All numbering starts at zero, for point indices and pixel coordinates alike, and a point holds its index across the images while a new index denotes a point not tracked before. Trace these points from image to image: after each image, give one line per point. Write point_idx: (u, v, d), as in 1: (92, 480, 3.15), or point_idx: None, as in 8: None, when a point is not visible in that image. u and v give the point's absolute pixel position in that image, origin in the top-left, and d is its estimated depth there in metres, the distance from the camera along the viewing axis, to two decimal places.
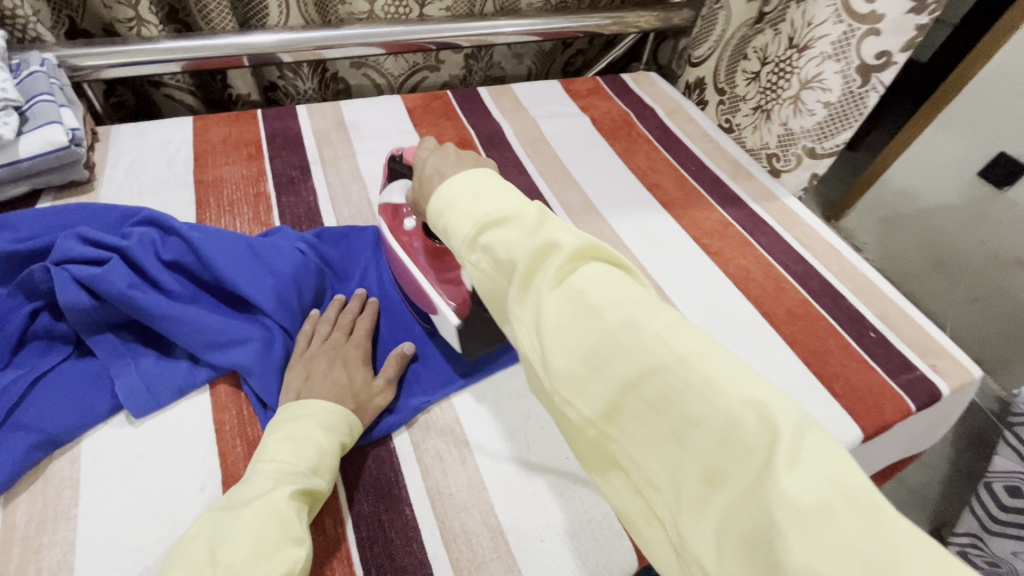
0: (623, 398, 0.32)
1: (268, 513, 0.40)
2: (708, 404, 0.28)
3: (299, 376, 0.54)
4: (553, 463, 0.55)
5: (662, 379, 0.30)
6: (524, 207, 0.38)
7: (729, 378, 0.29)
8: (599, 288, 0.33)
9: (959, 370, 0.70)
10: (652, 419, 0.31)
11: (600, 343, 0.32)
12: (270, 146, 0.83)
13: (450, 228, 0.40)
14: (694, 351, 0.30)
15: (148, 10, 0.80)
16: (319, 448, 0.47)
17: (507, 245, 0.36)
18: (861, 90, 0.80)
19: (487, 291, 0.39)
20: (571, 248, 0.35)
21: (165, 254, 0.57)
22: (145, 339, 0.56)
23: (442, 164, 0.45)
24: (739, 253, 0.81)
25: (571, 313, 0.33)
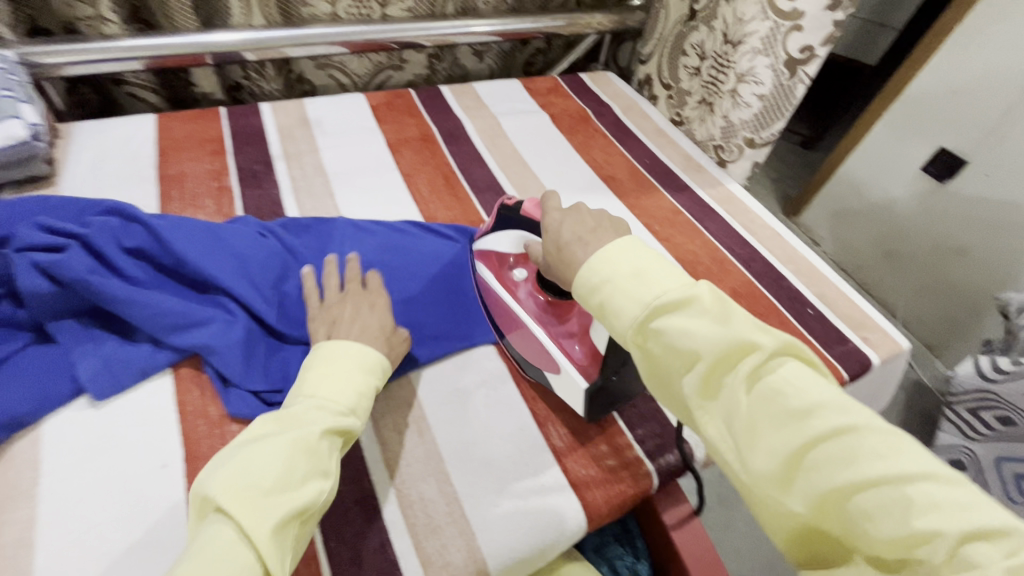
0: (832, 504, 0.34)
1: (303, 446, 0.43)
2: (938, 522, 0.31)
3: (326, 324, 0.57)
4: (508, 434, 0.59)
5: (881, 491, 0.33)
6: (698, 293, 0.42)
7: (951, 497, 0.32)
8: (799, 392, 0.37)
9: (889, 342, 0.76)
10: (865, 529, 0.33)
11: (806, 446, 0.35)
12: (233, 142, 0.85)
13: (612, 304, 0.43)
14: (914, 466, 0.33)
15: (108, 9, 0.81)
16: (357, 391, 0.50)
17: (686, 335, 0.40)
18: (789, 82, 0.88)
19: (655, 372, 0.43)
20: (770, 349, 0.38)
21: (127, 241, 0.58)
22: (107, 326, 0.57)
23: (582, 233, 0.49)
24: (688, 239, 0.86)
25: (771, 414, 0.37)
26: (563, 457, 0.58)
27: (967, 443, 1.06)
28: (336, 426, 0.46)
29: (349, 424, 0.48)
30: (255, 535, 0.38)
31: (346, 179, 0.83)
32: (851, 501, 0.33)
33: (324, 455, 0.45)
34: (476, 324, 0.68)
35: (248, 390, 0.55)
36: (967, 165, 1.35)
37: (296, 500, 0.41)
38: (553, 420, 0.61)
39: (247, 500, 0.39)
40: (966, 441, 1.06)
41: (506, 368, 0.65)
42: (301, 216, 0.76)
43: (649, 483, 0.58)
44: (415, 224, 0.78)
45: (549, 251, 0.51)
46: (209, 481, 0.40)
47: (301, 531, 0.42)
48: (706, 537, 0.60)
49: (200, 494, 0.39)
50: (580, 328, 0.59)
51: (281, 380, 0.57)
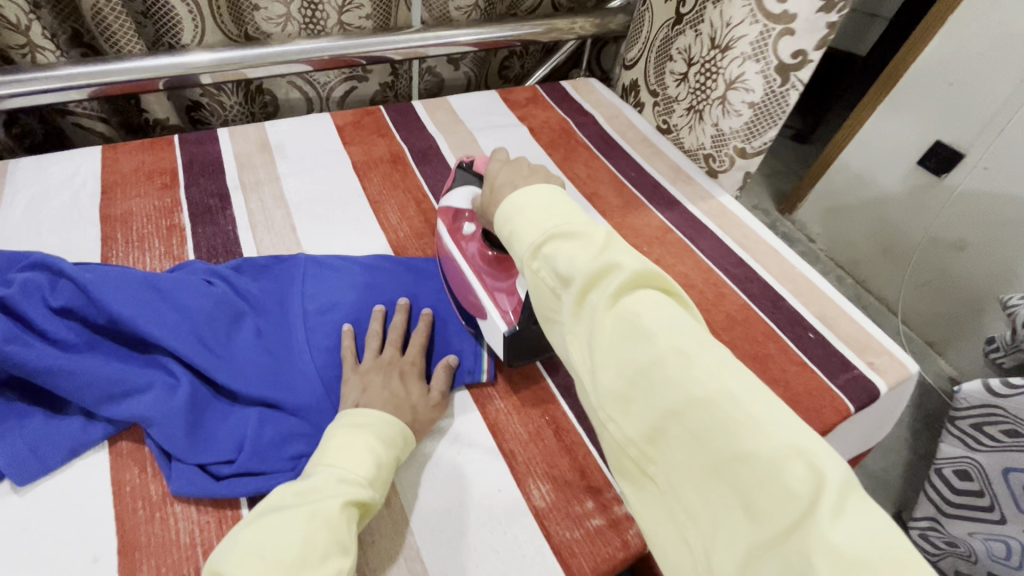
0: (666, 425, 0.32)
1: (321, 518, 0.40)
2: (753, 441, 0.28)
3: (356, 388, 0.54)
4: (484, 496, 0.53)
5: (708, 413, 0.30)
6: (595, 228, 0.41)
7: (778, 422, 0.29)
8: (655, 313, 0.34)
9: (896, 366, 0.71)
10: (691, 453, 0.31)
11: (648, 367, 0.33)
12: (187, 174, 0.79)
13: (517, 231, 0.43)
14: (745, 391, 0.30)
15: (41, 35, 0.75)
16: (377, 461, 0.47)
17: (569, 259, 0.38)
18: (782, 89, 0.82)
19: (539, 298, 0.41)
20: (634, 272, 0.36)
21: (54, 301, 0.53)
22: (33, 397, 0.51)
23: (516, 177, 0.51)
24: (679, 259, 0.80)
25: (623, 335, 0.34)
26: (545, 519, 0.52)
27: (970, 452, 1.01)
28: (353, 497, 0.43)
29: (368, 497, 0.44)
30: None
31: (309, 209, 0.78)
32: (678, 419, 0.31)
33: (345, 529, 0.41)
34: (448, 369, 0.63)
35: (194, 464, 0.50)
36: (963, 158, 1.30)
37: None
38: (533, 475, 0.56)
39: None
40: (970, 452, 1.01)
41: (481, 417, 0.60)
42: (259, 254, 0.70)
43: (641, 541, 0.52)
44: (385, 257, 0.72)
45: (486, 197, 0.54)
46: (227, 559, 0.37)
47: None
48: None
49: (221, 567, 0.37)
50: (513, 282, 0.62)
51: (232, 450, 0.52)
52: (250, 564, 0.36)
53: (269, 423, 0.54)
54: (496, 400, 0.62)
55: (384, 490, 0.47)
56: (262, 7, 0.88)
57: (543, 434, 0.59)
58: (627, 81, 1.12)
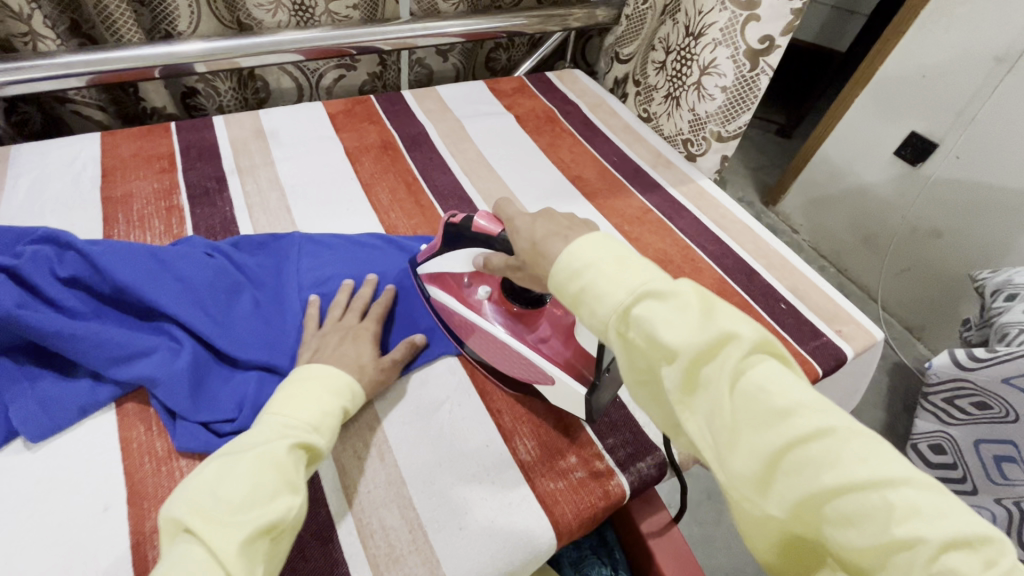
0: (808, 509, 0.31)
1: (267, 461, 0.43)
2: (921, 529, 0.28)
3: (310, 348, 0.57)
4: (472, 450, 0.57)
5: (865, 497, 0.30)
6: (681, 286, 0.37)
7: (937, 505, 0.29)
8: (782, 391, 0.33)
9: (862, 334, 0.75)
10: (844, 537, 0.30)
11: (786, 448, 0.32)
12: (184, 159, 0.81)
13: (595, 291, 0.38)
14: (897, 472, 0.30)
15: (42, 24, 0.77)
16: (322, 408, 0.50)
17: (669, 327, 0.35)
18: (752, 74, 0.87)
19: (630, 361, 0.39)
20: (752, 343, 0.34)
21: (62, 271, 0.55)
22: (43, 362, 0.54)
23: (558, 228, 0.44)
24: (659, 237, 0.84)
25: (753, 413, 0.33)
26: (530, 471, 0.56)
27: (943, 427, 1.06)
28: (300, 441, 0.46)
29: (314, 441, 0.47)
30: (220, 556, 0.37)
31: (303, 191, 0.81)
32: (829, 505, 0.31)
33: (292, 469, 0.44)
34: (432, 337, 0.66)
35: (196, 421, 0.53)
36: (937, 147, 1.35)
37: (261, 518, 0.40)
38: (519, 432, 0.59)
39: (214, 517, 0.39)
40: (943, 426, 1.06)
41: (471, 381, 0.63)
42: (255, 232, 0.73)
43: (621, 491, 0.56)
44: (377, 236, 0.75)
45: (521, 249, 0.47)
46: (176, 504, 0.40)
47: (272, 551, 0.41)
48: (686, 547, 0.58)
49: (167, 515, 0.39)
50: (549, 331, 0.59)
51: (233, 409, 0.54)
52: (200, 507, 0.39)
53: (268, 385, 0.57)
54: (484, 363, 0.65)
55: (332, 437, 0.50)
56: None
57: (530, 396, 0.63)
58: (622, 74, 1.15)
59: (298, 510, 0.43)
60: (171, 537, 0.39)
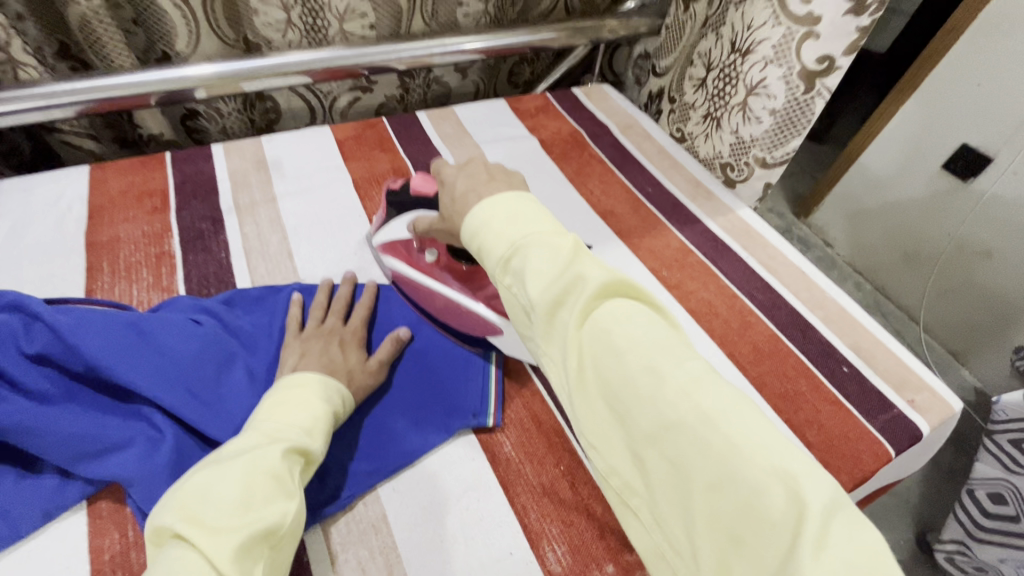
0: (642, 446, 0.34)
1: (261, 467, 0.39)
2: (725, 463, 0.30)
3: (295, 354, 0.55)
4: (494, 562, 0.49)
5: (683, 434, 0.32)
6: (558, 237, 0.41)
7: (751, 441, 0.31)
8: (625, 331, 0.36)
9: (939, 405, 0.65)
10: (670, 473, 0.33)
11: (621, 385, 0.35)
12: (178, 195, 0.74)
13: (484, 250, 0.43)
14: (717, 408, 0.32)
15: (22, 51, 0.70)
16: (312, 414, 0.47)
17: (534, 276, 0.38)
18: (806, 97, 0.76)
19: (516, 313, 0.42)
20: (599, 285, 0.37)
21: (28, 347, 0.49)
22: (5, 455, 0.47)
23: (475, 184, 0.47)
24: (701, 284, 0.75)
25: (597, 354, 0.36)
26: None
27: (1007, 476, 0.92)
28: (293, 446, 0.42)
29: (308, 445, 0.44)
30: (218, 562, 0.33)
31: (308, 233, 0.73)
32: (654, 439, 0.33)
33: (288, 476, 0.40)
34: (452, 412, 0.58)
35: None
36: (991, 163, 1.23)
37: (258, 521, 0.36)
38: (547, 534, 0.51)
39: (207, 525, 0.35)
40: (1006, 474, 0.93)
41: (492, 468, 0.55)
42: (252, 285, 0.66)
43: None
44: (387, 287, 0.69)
45: (447, 207, 0.50)
46: (165, 510, 0.36)
47: (271, 562, 0.37)
48: None
49: (157, 527, 0.35)
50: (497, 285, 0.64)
51: None
52: (192, 512, 0.35)
53: None
54: (507, 446, 0.58)
55: (324, 444, 0.47)
56: (262, 11, 0.84)
57: (557, 485, 0.55)
58: (656, 87, 1.06)
59: (296, 515, 0.39)
60: (161, 544, 0.35)
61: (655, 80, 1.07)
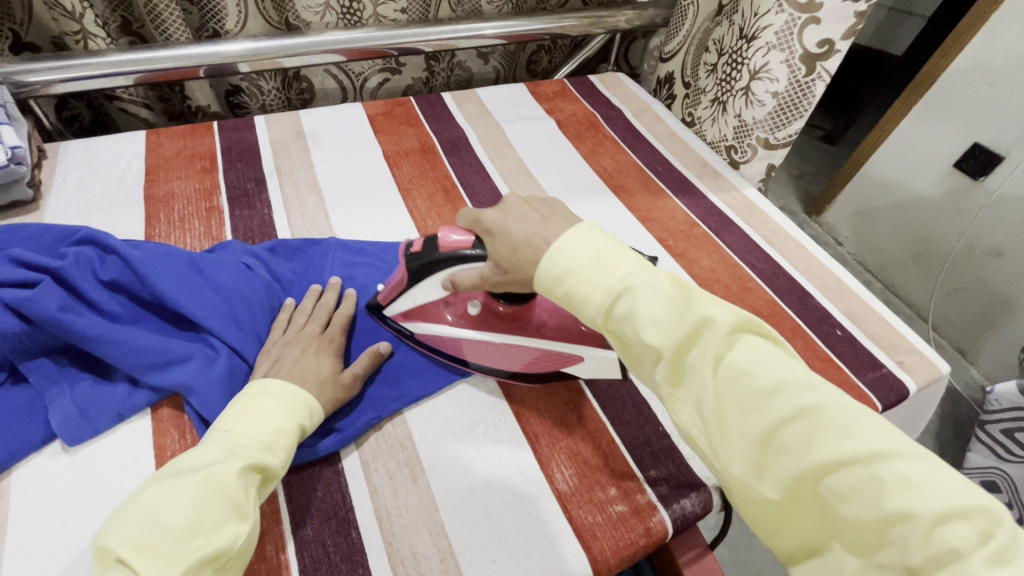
0: (805, 490, 0.33)
1: (213, 487, 0.38)
2: (909, 502, 0.29)
3: (268, 361, 0.54)
4: (507, 477, 0.55)
5: (853, 473, 0.31)
6: (658, 275, 0.40)
7: (931, 478, 0.30)
8: (767, 373, 0.35)
9: (927, 366, 0.69)
10: (840, 515, 0.32)
11: (773, 429, 0.34)
12: (225, 158, 0.81)
13: (581, 297, 0.42)
14: (886, 445, 0.31)
15: (93, 23, 0.78)
16: (276, 426, 0.46)
17: (650, 322, 0.38)
18: (807, 79, 0.82)
19: (632, 358, 0.41)
20: (728, 325, 0.37)
21: (103, 274, 0.56)
22: (82, 364, 0.54)
23: (530, 227, 0.47)
24: (705, 253, 0.80)
25: (738, 396, 0.35)
26: (567, 502, 0.53)
27: (999, 463, 0.96)
28: (253, 463, 0.41)
29: (268, 461, 0.43)
30: None
31: (341, 196, 0.80)
32: (821, 484, 0.32)
33: (242, 496, 0.40)
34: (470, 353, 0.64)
35: None
36: (1003, 161, 1.25)
37: (206, 546, 0.36)
38: (556, 459, 0.57)
39: (153, 550, 0.35)
40: (998, 462, 0.97)
41: (507, 401, 0.61)
42: (293, 238, 0.73)
43: (663, 530, 0.52)
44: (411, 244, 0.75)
45: (505, 255, 0.48)
46: (114, 530, 0.36)
47: None
48: None
49: (100, 547, 0.35)
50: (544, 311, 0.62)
51: None
52: (139, 540, 0.36)
53: None
54: (521, 384, 0.63)
55: (288, 456, 0.46)
56: None
57: (567, 420, 0.60)
58: (663, 73, 1.12)
59: (249, 536, 0.40)
60: (105, 567, 0.35)
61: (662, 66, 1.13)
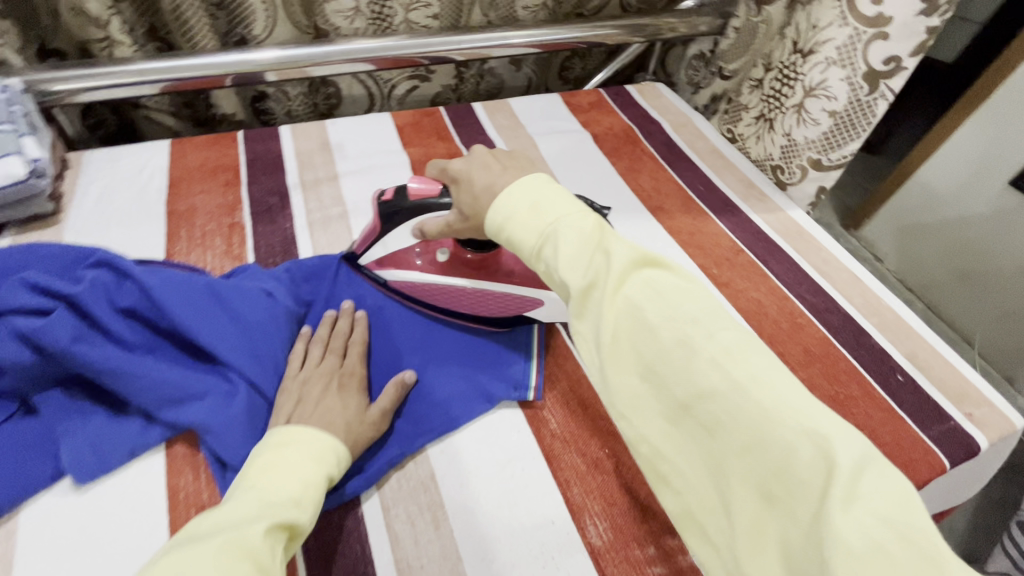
0: (678, 417, 0.36)
1: (240, 545, 0.34)
2: (760, 427, 0.32)
3: (290, 402, 0.52)
4: (535, 528, 0.50)
5: (719, 404, 0.34)
6: (585, 217, 0.42)
7: (786, 405, 0.32)
8: (657, 308, 0.37)
9: (999, 420, 0.63)
10: (705, 440, 0.35)
11: (655, 358, 0.37)
12: (249, 171, 0.79)
13: (513, 241, 0.44)
14: (750, 376, 0.34)
15: (119, 30, 0.76)
16: (304, 479, 0.43)
17: (563, 257, 0.40)
18: (869, 98, 0.76)
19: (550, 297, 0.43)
20: (628, 263, 0.39)
21: (119, 300, 0.53)
22: (94, 395, 0.52)
23: (491, 176, 0.47)
24: (751, 284, 0.75)
25: (631, 330, 0.38)
26: (602, 560, 0.49)
27: None
28: (281, 521, 0.38)
29: (296, 518, 0.40)
30: None
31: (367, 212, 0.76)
32: (693, 409, 0.35)
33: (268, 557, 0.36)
34: (495, 381, 0.60)
35: None
36: None
37: None
38: (589, 509, 0.52)
39: None
40: None
41: (536, 442, 0.57)
42: (313, 256, 0.69)
43: None
44: None
45: (467, 205, 0.50)
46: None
47: None
48: None
49: None
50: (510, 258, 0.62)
51: None
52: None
53: None
54: (552, 423, 0.59)
55: (314, 514, 0.43)
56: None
57: (601, 465, 0.56)
58: (720, 91, 1.03)
59: None
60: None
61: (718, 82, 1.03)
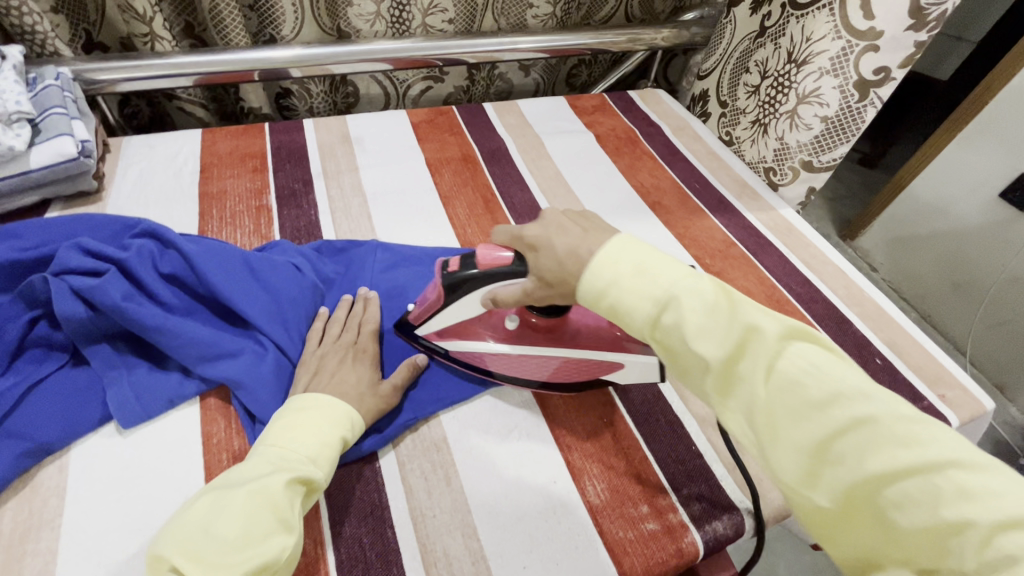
0: (863, 499, 0.34)
1: (261, 498, 0.40)
2: (966, 512, 0.30)
3: (308, 373, 0.55)
4: (537, 486, 0.55)
5: (913, 483, 0.32)
6: (702, 282, 0.41)
7: (985, 485, 0.31)
8: (819, 383, 0.36)
9: (970, 401, 0.67)
10: (894, 526, 0.33)
11: (828, 439, 0.35)
12: (275, 159, 0.84)
13: (621, 306, 0.42)
14: (942, 455, 0.32)
15: (161, 26, 0.81)
16: (321, 439, 0.47)
17: (698, 331, 0.39)
18: (859, 105, 0.82)
19: (678, 368, 0.42)
20: (775, 333, 0.38)
21: (163, 267, 0.59)
22: (138, 351, 0.57)
23: (574, 241, 0.45)
24: (742, 274, 0.80)
25: (790, 405, 0.36)
26: (599, 516, 0.53)
27: None
28: (298, 477, 0.43)
29: (312, 474, 0.44)
30: None
31: (384, 199, 0.82)
32: (881, 493, 0.33)
33: (288, 507, 0.41)
34: None
35: None
36: None
37: (253, 559, 0.38)
38: (589, 472, 0.57)
39: (206, 559, 0.37)
40: None
41: (539, 410, 0.62)
42: (337, 239, 0.75)
43: (695, 550, 0.52)
44: (450, 250, 0.76)
45: (550, 270, 0.47)
46: (166, 540, 0.38)
47: None
48: None
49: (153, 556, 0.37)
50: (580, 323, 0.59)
51: None
52: (189, 548, 0.37)
53: None
54: (555, 395, 0.63)
55: (331, 469, 0.47)
56: (356, 3, 0.94)
57: (599, 434, 0.60)
58: (698, 91, 1.13)
59: (295, 548, 0.41)
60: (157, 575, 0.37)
61: (697, 83, 1.13)
